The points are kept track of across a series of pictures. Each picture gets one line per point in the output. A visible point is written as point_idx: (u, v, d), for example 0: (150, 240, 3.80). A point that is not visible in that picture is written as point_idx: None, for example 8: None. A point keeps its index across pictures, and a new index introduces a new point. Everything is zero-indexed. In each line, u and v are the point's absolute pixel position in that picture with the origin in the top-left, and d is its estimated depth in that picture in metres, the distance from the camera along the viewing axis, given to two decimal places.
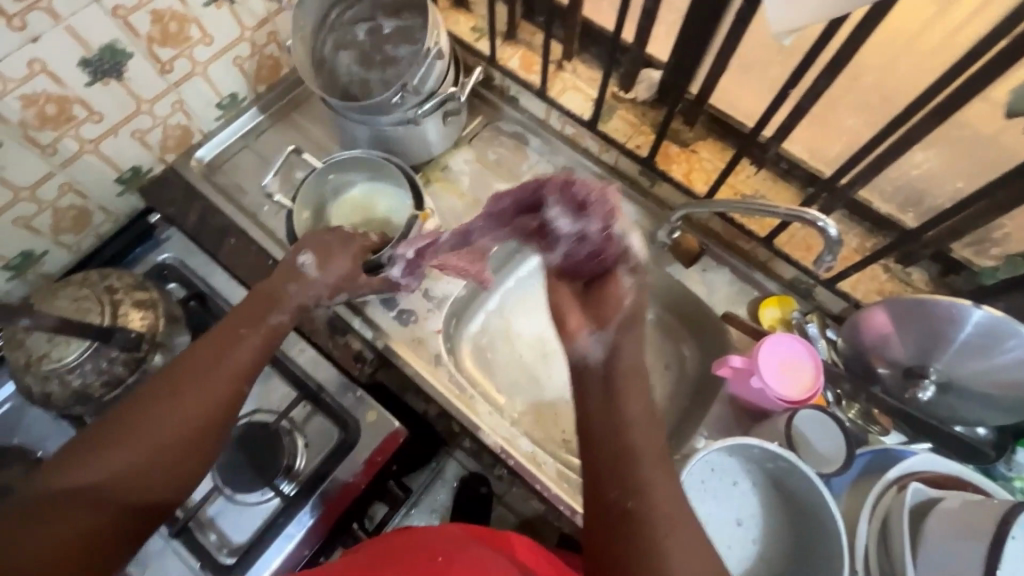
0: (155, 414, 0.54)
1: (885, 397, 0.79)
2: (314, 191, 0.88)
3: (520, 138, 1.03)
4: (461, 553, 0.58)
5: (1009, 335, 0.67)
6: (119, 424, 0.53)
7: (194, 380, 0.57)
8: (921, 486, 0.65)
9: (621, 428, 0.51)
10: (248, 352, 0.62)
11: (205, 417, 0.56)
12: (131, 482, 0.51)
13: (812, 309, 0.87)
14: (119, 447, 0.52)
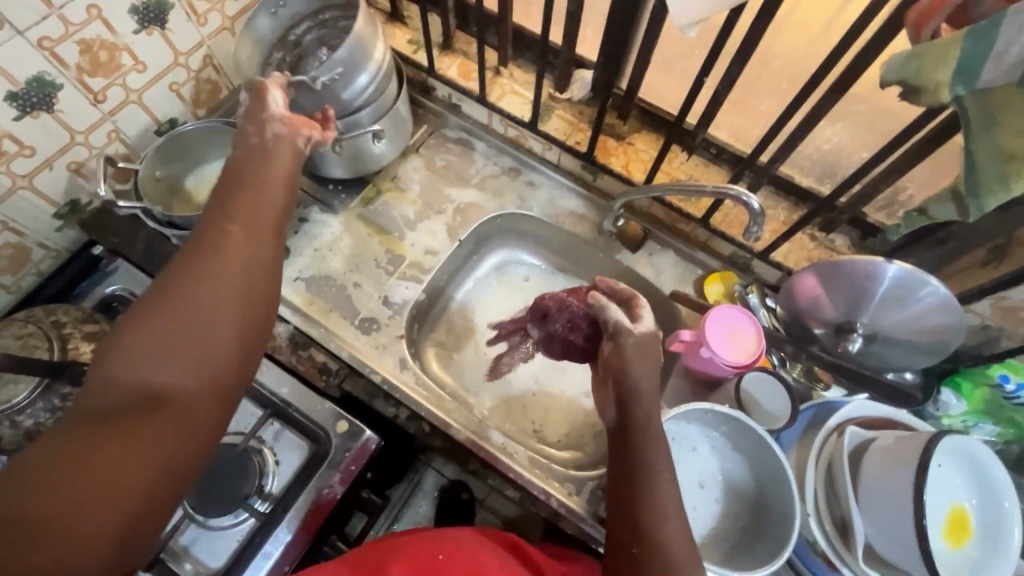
0: (179, 298, 0.47)
1: (821, 354, 0.85)
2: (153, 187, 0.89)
3: (466, 143, 1.07)
4: (461, 551, 0.64)
5: (921, 285, 0.74)
6: (142, 317, 0.46)
7: (205, 252, 0.50)
8: (856, 429, 0.71)
9: (631, 511, 0.58)
10: (252, 208, 0.55)
11: (240, 281, 0.50)
12: (185, 375, 0.44)
13: (752, 281, 0.94)
14: (149, 342, 0.45)
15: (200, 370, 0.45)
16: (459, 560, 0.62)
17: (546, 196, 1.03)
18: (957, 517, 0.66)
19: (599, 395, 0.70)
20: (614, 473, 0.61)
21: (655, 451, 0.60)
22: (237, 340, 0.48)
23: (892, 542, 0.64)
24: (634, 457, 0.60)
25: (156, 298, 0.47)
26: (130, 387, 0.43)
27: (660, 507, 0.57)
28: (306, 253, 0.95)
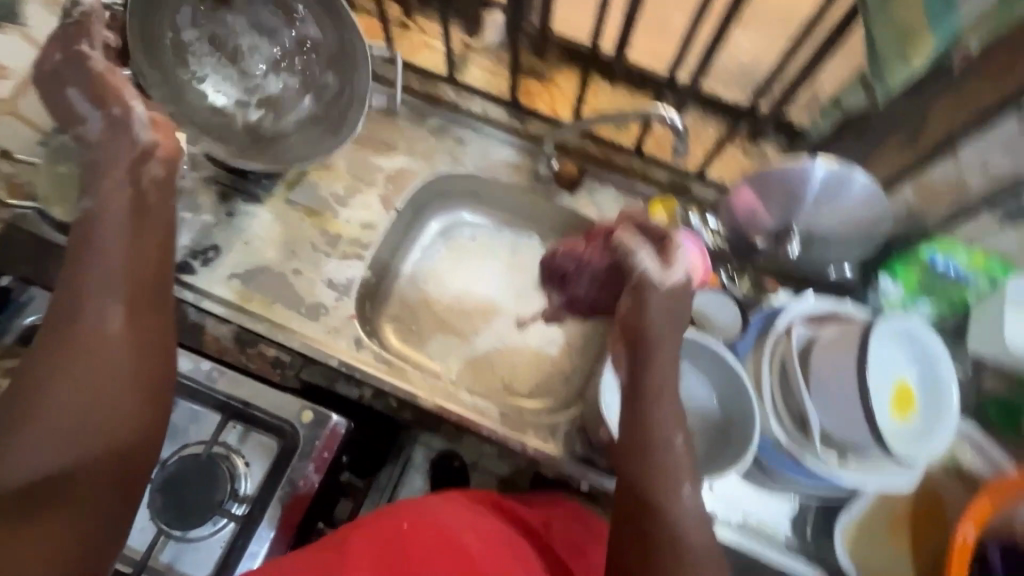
0: (60, 379, 0.52)
1: (766, 263, 0.87)
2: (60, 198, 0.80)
3: (387, 108, 1.01)
4: (426, 518, 0.65)
5: (846, 178, 0.79)
6: (29, 397, 0.51)
7: (77, 335, 0.54)
8: (802, 329, 0.75)
9: (645, 482, 0.59)
10: (116, 267, 0.57)
11: (121, 364, 0.54)
12: (78, 451, 0.51)
13: (693, 203, 0.93)
14: (41, 421, 0.50)
15: (96, 442, 0.52)
16: (425, 527, 0.63)
17: (478, 150, 1.00)
18: (900, 392, 0.70)
19: (615, 351, 0.70)
20: (623, 449, 0.62)
21: (668, 424, 0.61)
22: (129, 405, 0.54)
23: (847, 425, 0.68)
24: (649, 429, 0.61)
25: (37, 378, 0.52)
26: (29, 464, 0.49)
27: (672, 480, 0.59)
28: (236, 247, 0.90)
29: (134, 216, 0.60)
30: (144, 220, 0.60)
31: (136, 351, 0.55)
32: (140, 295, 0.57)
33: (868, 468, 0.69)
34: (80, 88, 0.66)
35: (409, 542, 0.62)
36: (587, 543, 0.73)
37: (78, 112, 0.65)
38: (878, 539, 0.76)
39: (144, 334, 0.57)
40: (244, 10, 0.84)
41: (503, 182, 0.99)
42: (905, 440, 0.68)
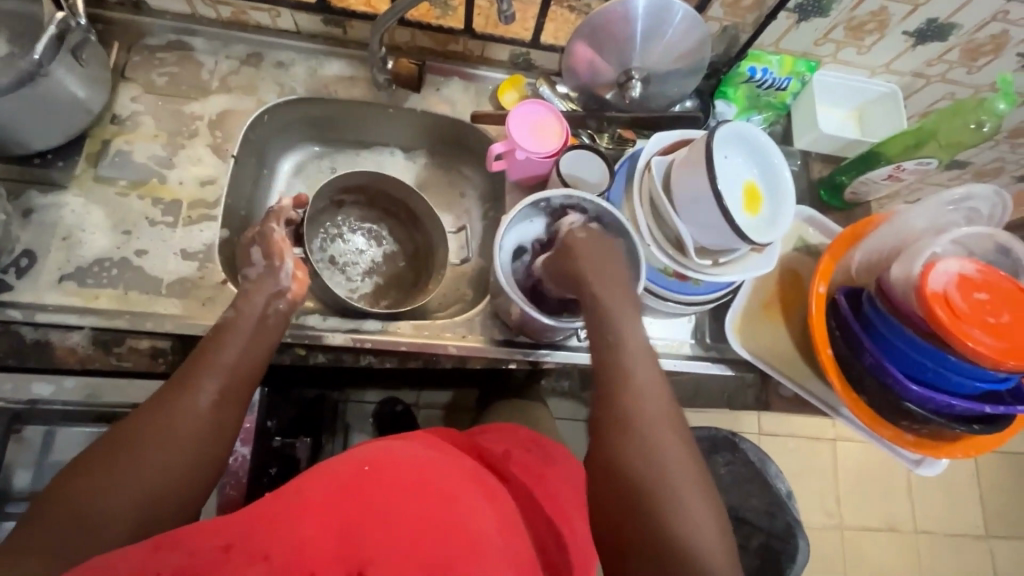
0: (155, 440, 0.53)
1: (618, 114, 0.92)
2: None
3: (181, 47, 0.88)
4: (390, 457, 0.55)
5: (665, 8, 0.79)
6: (113, 445, 0.52)
7: (173, 403, 0.56)
8: (659, 159, 0.80)
9: (630, 412, 0.58)
10: (237, 357, 0.63)
11: (203, 431, 0.56)
12: (121, 495, 0.49)
13: (540, 75, 0.96)
14: (107, 475, 0.50)
15: (138, 504, 0.50)
16: (390, 467, 0.54)
17: (304, 71, 0.91)
18: (750, 190, 0.78)
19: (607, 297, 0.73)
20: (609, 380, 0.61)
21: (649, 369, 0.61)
22: (191, 484, 0.54)
23: (712, 235, 0.74)
24: (626, 371, 0.61)
25: (134, 428, 0.53)
26: (72, 506, 0.48)
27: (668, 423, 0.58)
28: (54, 247, 0.77)
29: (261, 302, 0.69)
30: (262, 335, 0.67)
31: (211, 432, 0.57)
32: (240, 392, 0.61)
33: (736, 263, 0.78)
34: (262, 248, 0.76)
35: (371, 480, 0.52)
36: (552, 482, 0.73)
37: (253, 261, 0.76)
38: (760, 322, 0.89)
39: (227, 425, 0.58)
40: (353, 211, 0.99)
41: (344, 99, 0.92)
42: (761, 230, 0.76)
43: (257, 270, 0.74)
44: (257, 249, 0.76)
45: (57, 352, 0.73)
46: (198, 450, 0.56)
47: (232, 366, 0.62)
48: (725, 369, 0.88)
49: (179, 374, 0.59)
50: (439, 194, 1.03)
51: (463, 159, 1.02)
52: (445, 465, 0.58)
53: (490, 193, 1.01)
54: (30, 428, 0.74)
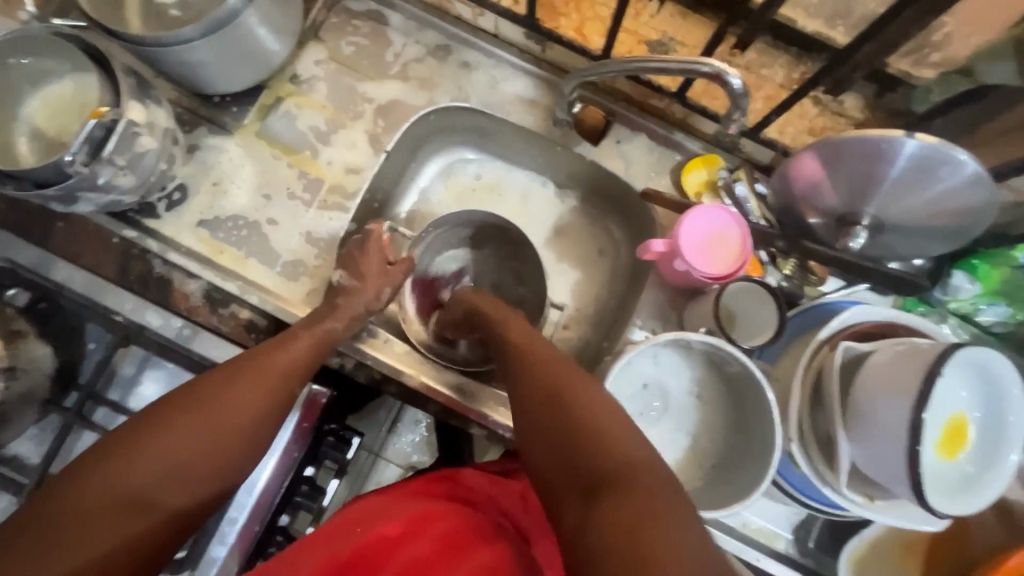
0: (221, 402, 0.58)
1: (817, 248, 0.72)
2: (45, 106, 0.71)
3: (377, 18, 0.84)
4: (377, 513, 0.57)
5: (943, 164, 0.59)
6: (160, 426, 0.55)
7: (245, 373, 0.61)
8: (850, 343, 0.62)
9: (531, 366, 0.57)
10: (308, 342, 0.67)
11: (262, 405, 0.61)
12: (173, 458, 0.55)
13: (741, 163, 0.79)
14: (152, 457, 0.54)
15: (181, 489, 0.55)
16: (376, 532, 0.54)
17: (486, 79, 0.83)
18: (954, 427, 0.58)
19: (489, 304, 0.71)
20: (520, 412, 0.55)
21: (526, 334, 0.63)
22: (225, 475, 0.58)
23: (879, 472, 0.58)
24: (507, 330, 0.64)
25: (188, 411, 0.57)
26: (122, 488, 0.52)
27: (558, 364, 0.57)
28: (204, 188, 0.79)
29: (353, 316, 0.72)
30: (327, 342, 0.69)
31: (255, 432, 0.60)
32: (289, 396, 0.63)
33: (896, 507, 0.61)
34: (393, 286, 0.76)
35: (361, 537, 0.54)
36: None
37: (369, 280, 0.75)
38: (885, 558, 0.72)
39: (271, 427, 0.61)
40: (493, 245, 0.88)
41: (514, 122, 0.82)
42: (948, 491, 0.58)
43: (371, 309, 0.73)
44: (381, 284, 0.75)
45: (174, 293, 0.76)
46: (251, 427, 0.60)
47: (286, 367, 0.64)
48: None
49: (241, 365, 0.62)
50: (575, 247, 0.90)
51: (614, 219, 0.89)
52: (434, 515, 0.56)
53: (629, 269, 0.87)
54: (134, 346, 0.76)
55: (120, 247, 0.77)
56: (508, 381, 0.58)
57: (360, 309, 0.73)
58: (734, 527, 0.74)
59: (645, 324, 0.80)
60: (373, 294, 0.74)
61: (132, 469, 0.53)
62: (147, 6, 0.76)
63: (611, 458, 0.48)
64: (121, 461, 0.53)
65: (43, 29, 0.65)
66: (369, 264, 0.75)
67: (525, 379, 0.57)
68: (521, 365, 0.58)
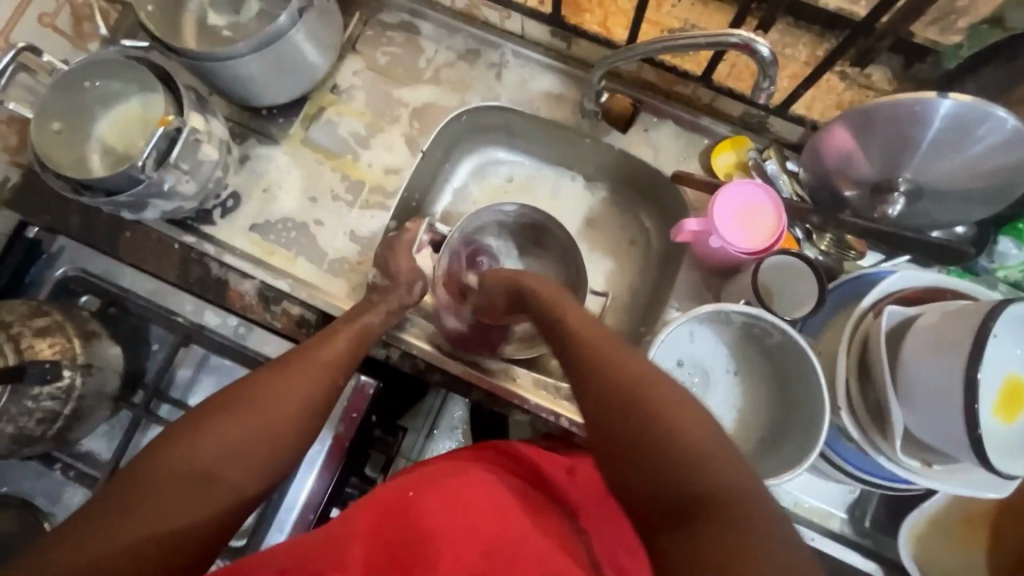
0: (273, 387, 0.61)
1: (854, 220, 0.71)
2: (116, 124, 0.78)
3: (410, 28, 0.89)
4: (434, 481, 0.55)
5: (981, 120, 0.59)
6: (216, 408, 0.58)
7: (293, 364, 0.64)
8: (896, 308, 0.62)
9: (598, 360, 0.53)
10: (349, 341, 0.69)
11: (311, 390, 0.63)
12: (234, 434, 0.57)
13: (771, 143, 0.79)
14: (213, 437, 0.56)
15: (241, 470, 0.56)
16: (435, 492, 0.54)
17: (515, 78, 0.87)
18: (1012, 389, 0.57)
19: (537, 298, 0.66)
20: (593, 430, 0.50)
21: (595, 330, 0.57)
22: (281, 456, 0.59)
23: (938, 436, 0.57)
24: (567, 320, 0.60)
25: (245, 397, 0.59)
26: (185, 463, 0.53)
27: (630, 364, 0.52)
28: (255, 195, 0.85)
29: (390, 312, 0.75)
30: (366, 336, 0.72)
31: (305, 413, 0.62)
32: (334, 384, 0.65)
33: (956, 474, 0.59)
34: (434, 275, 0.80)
35: (417, 502, 0.53)
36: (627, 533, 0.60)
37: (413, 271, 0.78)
38: (947, 535, 0.71)
39: (321, 411, 0.64)
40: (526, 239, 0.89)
41: (544, 117, 0.86)
42: (1012, 453, 0.56)
43: (402, 300, 0.76)
44: (411, 277, 0.77)
45: (229, 293, 0.80)
46: (302, 409, 0.62)
47: (331, 357, 0.67)
48: (876, 569, 0.70)
49: (290, 358, 0.65)
50: (606, 237, 0.91)
51: (645, 208, 0.91)
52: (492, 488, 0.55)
53: (663, 256, 0.88)
54: (195, 346, 0.79)
55: (180, 252, 0.81)
56: (574, 382, 0.53)
57: (392, 305, 0.75)
58: (786, 507, 0.73)
59: (682, 308, 0.81)
60: (405, 290, 0.76)
61: (195, 446, 0.54)
62: (202, 30, 0.82)
63: (704, 481, 0.44)
64: (183, 440, 0.55)
65: (116, 53, 0.72)
66: (399, 262, 0.78)
67: (594, 374, 0.52)
68: (584, 362, 0.53)
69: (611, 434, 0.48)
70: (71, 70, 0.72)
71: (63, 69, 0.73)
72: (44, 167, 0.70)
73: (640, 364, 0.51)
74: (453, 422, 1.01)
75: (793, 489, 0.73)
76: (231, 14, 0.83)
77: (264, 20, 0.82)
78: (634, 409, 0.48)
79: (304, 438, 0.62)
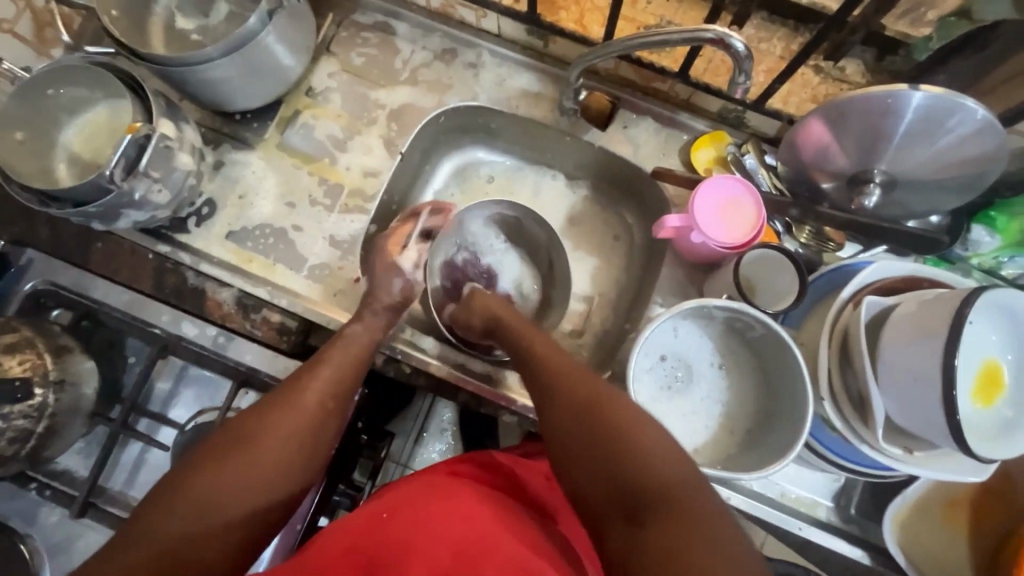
0: (262, 433, 0.57)
1: (832, 212, 0.72)
2: (82, 131, 0.76)
3: (385, 29, 0.88)
4: (409, 501, 0.55)
5: (952, 112, 0.60)
6: (196, 469, 0.53)
7: (281, 404, 0.59)
8: (875, 298, 0.63)
9: (559, 374, 0.59)
10: (339, 369, 0.65)
11: (304, 430, 0.59)
12: (223, 494, 0.52)
13: (748, 137, 0.81)
14: (199, 501, 0.51)
15: (231, 533, 0.52)
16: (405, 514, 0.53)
17: (493, 78, 0.86)
18: (989, 373, 0.58)
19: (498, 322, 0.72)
20: (558, 453, 0.55)
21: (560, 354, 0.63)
22: (276, 506, 0.56)
23: (919, 422, 0.57)
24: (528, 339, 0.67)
25: (229, 450, 0.55)
26: (171, 537, 0.49)
27: (588, 381, 0.58)
28: (230, 201, 0.83)
29: (378, 338, 0.71)
30: (361, 353, 0.68)
31: (299, 457, 0.58)
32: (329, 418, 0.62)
33: (936, 459, 0.60)
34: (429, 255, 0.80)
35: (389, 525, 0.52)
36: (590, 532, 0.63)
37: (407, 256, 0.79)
38: (929, 518, 0.72)
39: (315, 449, 0.60)
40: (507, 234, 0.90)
41: (523, 116, 0.85)
42: (989, 436, 0.57)
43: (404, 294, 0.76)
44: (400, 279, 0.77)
45: (208, 302, 0.78)
46: (295, 453, 0.58)
47: (322, 391, 0.62)
48: (862, 555, 0.71)
49: (276, 398, 0.60)
50: (589, 234, 0.91)
51: (626, 206, 0.91)
52: (469, 500, 0.55)
53: (647, 252, 0.88)
54: (173, 357, 0.76)
55: (155, 262, 0.80)
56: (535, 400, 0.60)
57: (392, 301, 0.74)
58: (773, 498, 0.74)
59: (665, 302, 0.81)
60: (401, 288, 0.76)
61: (178, 516, 0.50)
62: (170, 34, 0.81)
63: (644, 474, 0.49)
64: (161, 513, 0.50)
65: (79, 58, 0.70)
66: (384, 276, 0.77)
67: (553, 390, 0.58)
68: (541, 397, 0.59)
69: (570, 431, 0.54)
70: (33, 78, 0.70)
71: (25, 78, 0.71)
72: (6, 178, 0.67)
73: (594, 384, 0.57)
74: (441, 425, 1.03)
75: (779, 479, 0.74)
76: (200, 18, 0.82)
77: (233, 22, 0.80)
78: (584, 413, 0.54)
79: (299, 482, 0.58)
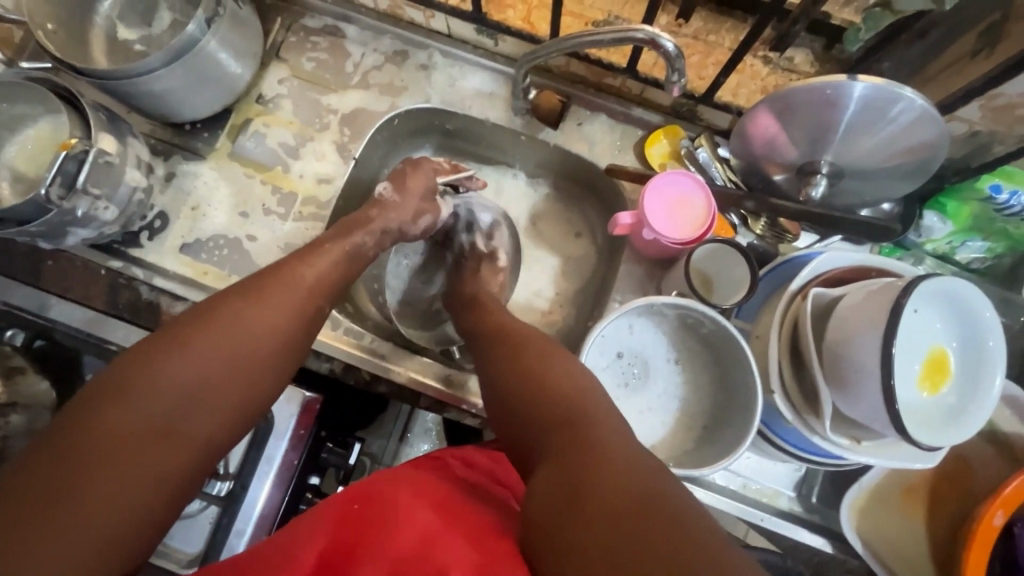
0: (246, 314, 0.55)
1: (784, 204, 0.72)
2: (23, 148, 0.74)
3: (335, 32, 0.87)
4: (381, 492, 0.53)
5: (893, 103, 0.60)
6: (172, 348, 0.50)
7: (265, 291, 0.58)
8: (821, 289, 0.63)
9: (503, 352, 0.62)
10: (325, 270, 0.64)
11: (292, 321, 0.58)
12: (203, 372, 0.51)
13: (702, 131, 0.80)
14: (173, 376, 0.49)
15: (216, 412, 0.51)
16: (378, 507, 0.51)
17: (444, 79, 0.85)
18: (935, 360, 0.58)
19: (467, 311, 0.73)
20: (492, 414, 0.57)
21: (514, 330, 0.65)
22: (259, 394, 0.54)
23: (868, 414, 0.57)
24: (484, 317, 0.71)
25: (198, 332, 0.52)
26: (147, 412, 0.47)
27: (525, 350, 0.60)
28: (183, 213, 0.82)
29: (382, 233, 0.73)
30: (353, 258, 0.69)
31: (282, 349, 0.57)
32: (319, 311, 0.62)
33: (884, 448, 0.61)
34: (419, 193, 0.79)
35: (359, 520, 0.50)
36: None
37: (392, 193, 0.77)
38: (887, 506, 0.73)
39: (300, 344, 0.59)
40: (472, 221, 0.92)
41: (477, 116, 0.85)
42: (937, 426, 0.57)
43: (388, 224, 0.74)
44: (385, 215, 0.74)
45: (163, 316, 0.79)
46: (281, 344, 0.56)
47: (311, 284, 0.62)
48: (823, 544, 0.72)
49: (253, 287, 0.58)
50: (551, 232, 0.91)
51: (588, 202, 0.90)
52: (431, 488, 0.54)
53: (608, 248, 0.88)
54: None
55: (108, 278, 0.79)
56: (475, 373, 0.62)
57: (392, 224, 0.75)
58: (736, 490, 0.74)
59: (625, 299, 0.81)
60: (408, 213, 0.77)
61: (151, 388, 0.48)
62: (112, 44, 0.79)
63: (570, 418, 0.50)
64: (129, 385, 0.48)
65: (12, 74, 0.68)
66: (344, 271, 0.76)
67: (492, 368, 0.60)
68: (511, 383, 0.56)
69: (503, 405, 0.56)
70: None
71: None
72: None
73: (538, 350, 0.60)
74: (419, 428, 1.02)
75: (741, 471, 0.75)
76: (142, 27, 0.80)
77: (176, 30, 0.79)
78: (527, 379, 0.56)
79: (282, 373, 0.57)
